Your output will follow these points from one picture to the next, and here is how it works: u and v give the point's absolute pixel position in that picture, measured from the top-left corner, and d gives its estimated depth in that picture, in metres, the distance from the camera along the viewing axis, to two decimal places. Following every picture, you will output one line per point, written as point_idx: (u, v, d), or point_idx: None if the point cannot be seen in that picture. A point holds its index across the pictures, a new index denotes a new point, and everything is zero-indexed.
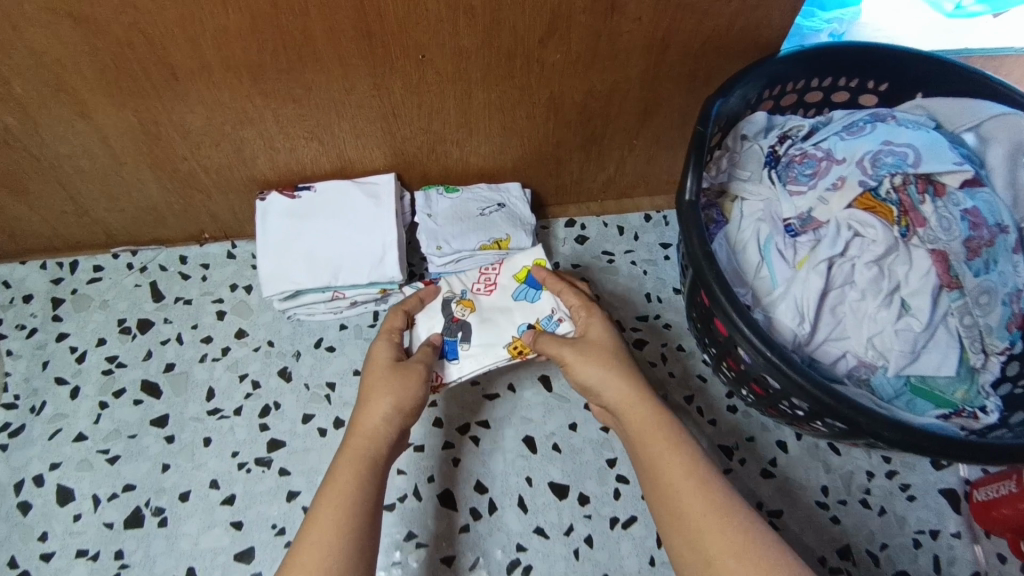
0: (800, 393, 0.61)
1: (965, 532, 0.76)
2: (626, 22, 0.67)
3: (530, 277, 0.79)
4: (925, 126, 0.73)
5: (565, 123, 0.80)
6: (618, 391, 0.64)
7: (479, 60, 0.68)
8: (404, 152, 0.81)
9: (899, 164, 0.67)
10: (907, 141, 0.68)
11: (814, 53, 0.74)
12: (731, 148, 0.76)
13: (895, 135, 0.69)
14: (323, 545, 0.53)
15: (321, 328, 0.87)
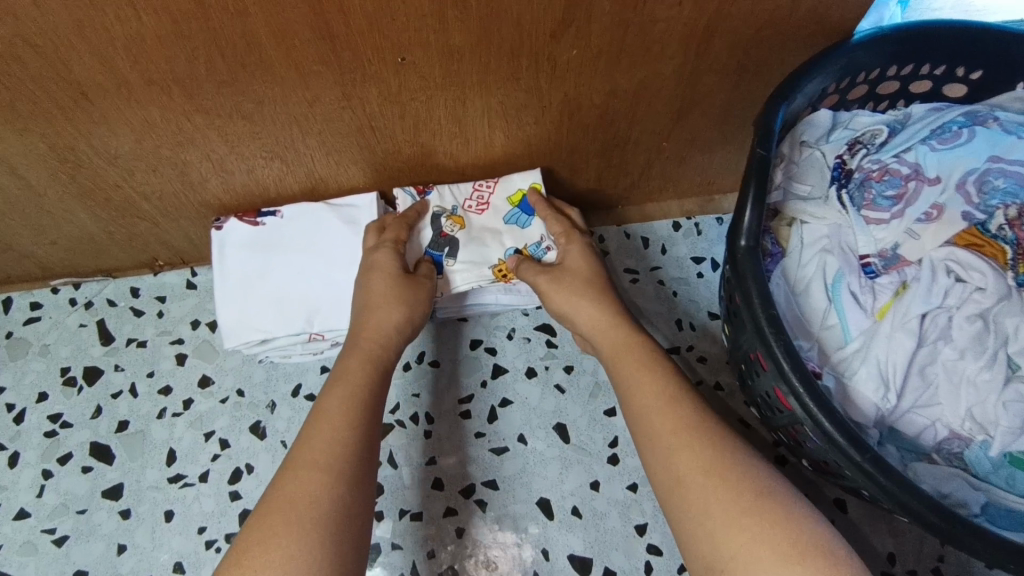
0: (878, 491, 0.49)
1: None
2: (662, 8, 0.52)
3: (524, 201, 0.70)
4: None
5: (582, 128, 0.66)
6: (601, 327, 0.61)
7: (476, 60, 0.54)
8: (386, 167, 0.67)
9: (1014, 190, 0.57)
10: (1018, 157, 0.57)
11: (894, 37, 0.58)
12: (788, 155, 0.60)
13: (1006, 149, 0.58)
14: (331, 441, 0.51)
15: (299, 371, 0.73)
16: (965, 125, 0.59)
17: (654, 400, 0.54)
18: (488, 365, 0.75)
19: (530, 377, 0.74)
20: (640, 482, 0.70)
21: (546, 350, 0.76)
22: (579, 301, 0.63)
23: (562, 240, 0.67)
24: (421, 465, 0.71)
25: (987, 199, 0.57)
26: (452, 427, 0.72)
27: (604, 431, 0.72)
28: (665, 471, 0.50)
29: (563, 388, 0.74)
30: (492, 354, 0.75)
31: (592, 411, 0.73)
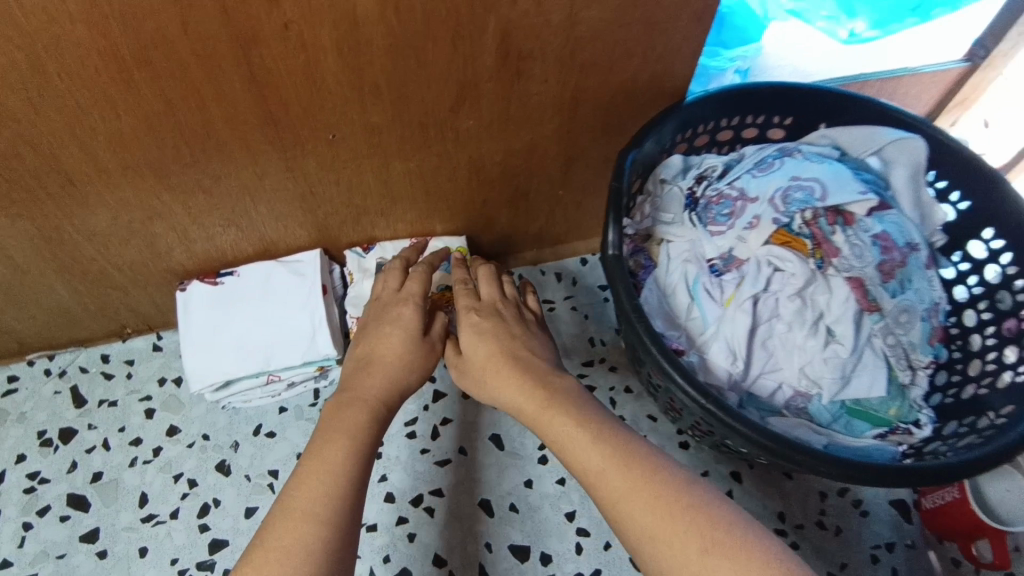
0: (737, 436, 0.61)
1: (919, 541, 0.77)
2: (534, 85, 0.69)
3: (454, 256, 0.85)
4: (829, 157, 0.77)
5: (488, 181, 0.81)
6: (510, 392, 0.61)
7: (393, 133, 0.69)
8: (328, 227, 0.80)
9: (808, 199, 0.69)
10: (814, 175, 0.70)
11: (715, 97, 0.77)
12: (652, 192, 0.78)
13: (802, 169, 0.71)
14: None
15: (259, 414, 0.83)
16: (778, 157, 0.75)
17: (611, 463, 0.52)
18: (430, 392, 0.86)
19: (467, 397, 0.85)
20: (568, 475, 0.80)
21: None
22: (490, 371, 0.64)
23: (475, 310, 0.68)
24: (374, 482, 0.80)
25: (790, 208, 0.69)
26: (400, 448, 0.82)
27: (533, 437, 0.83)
28: (636, 543, 0.49)
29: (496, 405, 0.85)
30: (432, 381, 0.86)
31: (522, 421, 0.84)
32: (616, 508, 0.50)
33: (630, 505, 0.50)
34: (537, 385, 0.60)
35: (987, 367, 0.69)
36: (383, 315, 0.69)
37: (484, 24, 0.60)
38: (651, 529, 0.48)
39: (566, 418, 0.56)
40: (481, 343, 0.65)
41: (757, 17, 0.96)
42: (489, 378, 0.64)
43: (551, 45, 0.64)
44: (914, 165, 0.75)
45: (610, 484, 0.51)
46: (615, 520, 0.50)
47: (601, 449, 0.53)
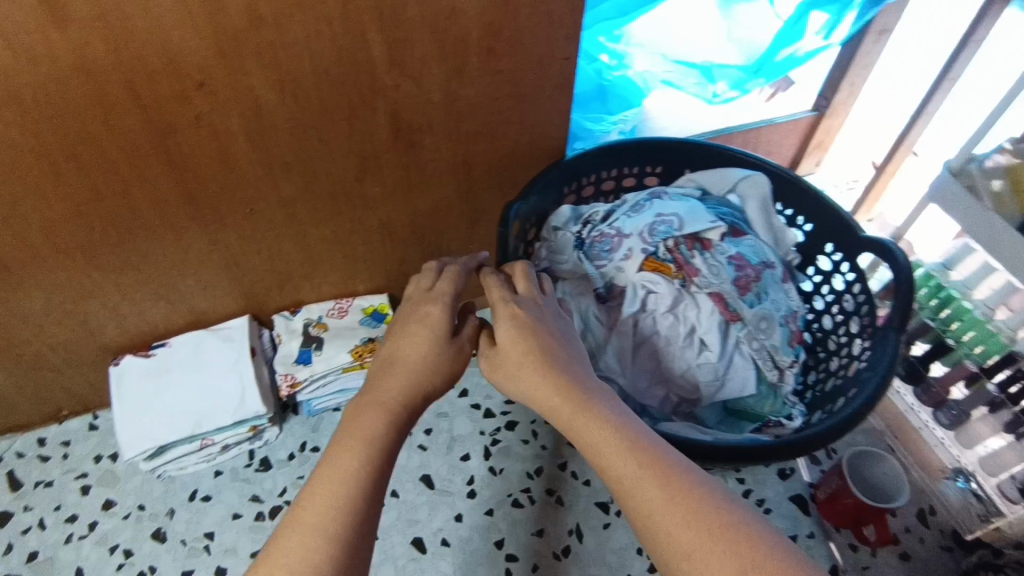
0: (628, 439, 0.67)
1: (818, 531, 0.84)
2: (427, 153, 0.79)
3: (375, 311, 0.93)
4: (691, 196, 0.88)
5: (401, 241, 0.90)
6: (544, 397, 0.56)
7: (306, 203, 0.78)
8: (255, 294, 0.87)
9: (669, 230, 0.79)
10: (673, 211, 0.80)
11: (592, 153, 0.89)
12: (548, 239, 0.88)
13: (664, 207, 0.81)
14: None
15: (195, 479, 0.86)
16: (648, 200, 0.86)
17: (647, 471, 0.48)
18: None
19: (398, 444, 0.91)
20: (495, 506, 0.86)
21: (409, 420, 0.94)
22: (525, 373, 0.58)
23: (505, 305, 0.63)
24: None
25: (655, 240, 0.79)
26: None
27: (462, 473, 0.89)
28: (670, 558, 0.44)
29: (426, 446, 0.91)
30: None
31: (451, 459, 0.90)
32: (654, 521, 0.46)
33: (668, 517, 0.46)
34: (574, 385, 0.56)
35: (841, 360, 0.79)
36: (414, 312, 0.63)
37: (374, 105, 0.71)
38: (687, 549, 0.44)
39: (604, 423, 0.53)
40: (520, 339, 0.60)
41: (638, 87, 1.10)
42: (523, 378, 0.58)
43: (436, 118, 0.75)
44: (762, 197, 0.88)
45: (648, 495, 0.47)
46: (648, 540, 0.46)
47: (637, 457, 0.49)
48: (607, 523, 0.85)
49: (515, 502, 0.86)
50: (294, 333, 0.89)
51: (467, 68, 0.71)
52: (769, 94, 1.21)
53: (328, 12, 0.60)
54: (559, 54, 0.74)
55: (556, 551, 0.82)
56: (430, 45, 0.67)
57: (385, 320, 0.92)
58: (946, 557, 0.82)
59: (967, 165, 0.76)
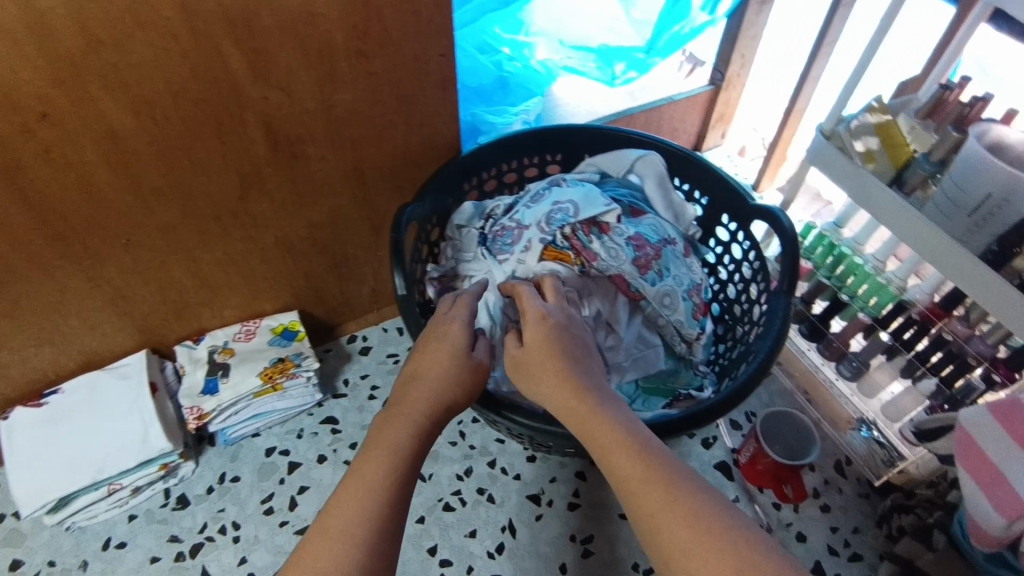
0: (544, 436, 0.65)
1: (743, 495, 0.87)
2: (313, 163, 0.77)
3: (285, 330, 0.90)
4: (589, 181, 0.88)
5: (303, 256, 0.87)
6: (561, 401, 0.59)
7: (189, 228, 0.75)
8: (151, 327, 0.83)
9: (565, 218, 0.79)
10: (569, 198, 0.80)
11: (490, 147, 0.89)
12: (452, 237, 0.88)
13: (561, 194, 0.81)
14: None
15: (108, 527, 0.82)
16: (547, 188, 0.86)
17: (647, 471, 0.51)
18: (284, 465, 0.88)
19: (322, 462, 0.88)
20: (426, 513, 0.85)
21: (332, 436, 0.91)
22: (548, 382, 0.61)
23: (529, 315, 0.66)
24: (234, 566, 0.80)
25: (552, 228, 0.79)
26: (259, 526, 0.83)
27: None
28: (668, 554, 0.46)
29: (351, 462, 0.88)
30: (286, 455, 0.89)
31: None
32: (654, 520, 0.48)
33: (666, 517, 0.48)
34: (590, 391, 0.59)
35: (745, 327, 0.82)
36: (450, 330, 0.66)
37: (243, 119, 0.68)
38: (683, 545, 0.46)
39: (615, 427, 0.55)
40: (542, 346, 0.63)
41: (541, 76, 1.10)
42: (545, 382, 0.61)
43: (315, 126, 0.73)
44: (659, 175, 0.87)
45: (650, 496, 0.49)
46: (649, 539, 0.48)
47: (641, 458, 0.52)
48: (539, 514, 0.85)
49: (446, 506, 0.86)
50: (199, 362, 0.86)
51: (338, 73, 0.69)
52: (689, 70, 1.24)
53: (172, 27, 0.58)
54: (434, 51, 0.73)
55: (489, 550, 0.82)
56: (292, 52, 0.65)
57: (296, 338, 0.90)
58: (862, 503, 0.86)
59: (838, 127, 0.82)
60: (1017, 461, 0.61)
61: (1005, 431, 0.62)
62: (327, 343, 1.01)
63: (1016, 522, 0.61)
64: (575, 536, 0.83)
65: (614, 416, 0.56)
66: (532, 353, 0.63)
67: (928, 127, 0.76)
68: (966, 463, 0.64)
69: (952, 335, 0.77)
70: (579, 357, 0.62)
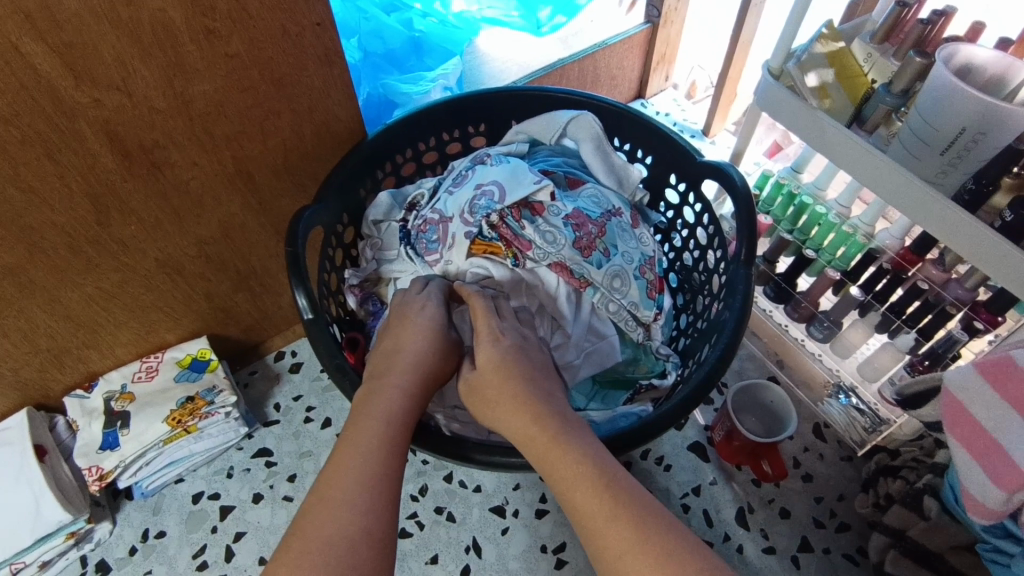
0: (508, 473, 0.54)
1: (720, 475, 0.80)
2: (183, 171, 0.64)
3: (193, 362, 0.80)
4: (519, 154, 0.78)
5: (200, 276, 0.76)
6: (516, 429, 0.51)
7: (42, 266, 0.63)
8: (28, 381, 0.72)
9: (490, 204, 0.67)
10: (492, 179, 0.69)
11: (400, 126, 0.77)
12: (370, 236, 0.77)
13: (484, 176, 0.70)
14: None
15: None
16: (471, 167, 0.75)
17: (612, 514, 0.43)
18: (215, 511, 0.78)
19: (258, 502, 0.79)
20: None
21: (267, 470, 0.81)
22: (501, 413, 0.53)
23: (485, 335, 0.59)
24: None
25: (477, 217, 0.67)
26: None
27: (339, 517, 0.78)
28: None
29: (290, 497, 0.79)
30: (215, 499, 0.79)
31: None
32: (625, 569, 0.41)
33: (638, 569, 0.40)
34: (551, 414, 0.51)
35: (706, 299, 0.74)
36: (382, 357, 0.58)
37: (77, 130, 0.55)
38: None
39: (576, 457, 0.47)
40: (503, 368, 0.56)
41: (460, 31, 0.98)
42: (498, 408, 0.53)
43: (174, 128, 0.60)
44: (595, 137, 0.77)
45: (618, 538, 0.42)
46: None
47: (606, 498, 0.44)
48: (505, 528, 0.78)
49: (402, 533, 0.78)
50: (93, 413, 0.75)
51: (188, 61, 0.56)
52: (629, 5, 1.11)
53: None
54: (308, 20, 0.60)
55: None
56: (119, 41, 0.52)
57: (208, 369, 0.80)
58: (846, 466, 0.81)
59: (787, 64, 0.72)
60: (1011, 426, 0.55)
61: (997, 394, 0.56)
62: (252, 365, 0.90)
63: (1017, 492, 0.54)
64: (546, 546, 0.76)
65: (582, 446, 0.48)
66: (487, 377, 0.55)
67: (885, 52, 0.68)
68: (956, 430, 0.59)
69: (928, 282, 0.71)
70: (538, 378, 0.55)
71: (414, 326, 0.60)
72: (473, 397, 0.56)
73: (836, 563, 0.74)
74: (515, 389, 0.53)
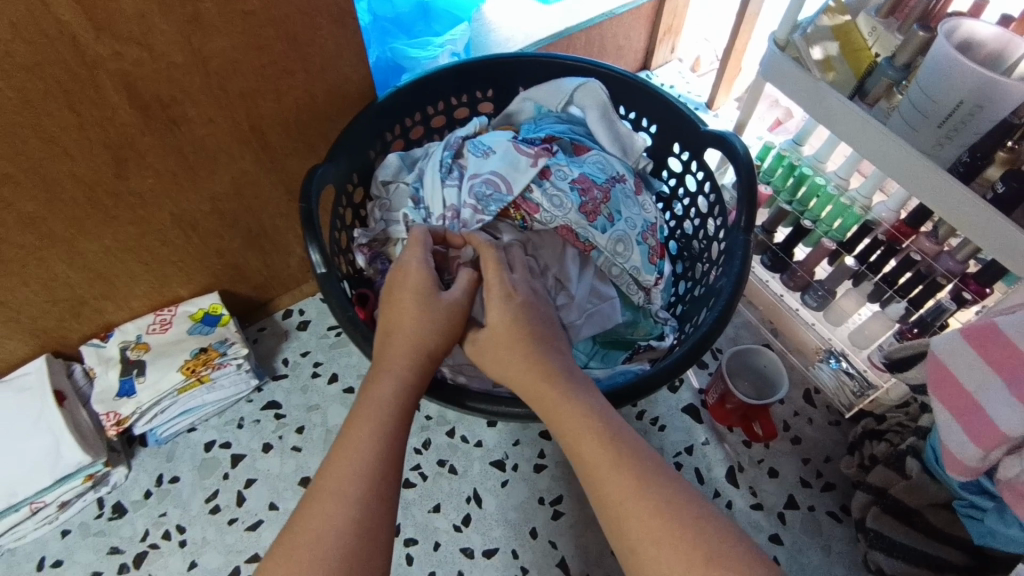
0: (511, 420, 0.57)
1: (712, 436, 0.84)
2: (199, 127, 0.66)
3: (206, 315, 0.82)
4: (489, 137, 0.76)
5: (212, 232, 0.78)
6: (522, 379, 0.54)
7: (61, 217, 0.64)
8: (47, 329, 0.75)
9: (498, 195, 0.70)
10: (490, 169, 0.71)
11: (409, 89, 0.78)
12: (379, 196, 0.79)
13: (480, 168, 0.72)
14: None
15: (39, 546, 0.75)
16: (450, 159, 0.75)
17: (613, 464, 0.46)
18: (226, 459, 0.81)
19: (268, 451, 0.82)
20: None
21: (276, 422, 0.84)
22: (508, 366, 0.55)
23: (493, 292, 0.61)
24: (183, 571, 0.74)
25: (488, 209, 0.70)
26: (206, 527, 0.76)
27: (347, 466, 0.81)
28: (639, 557, 0.42)
29: (299, 447, 0.82)
30: (227, 447, 0.82)
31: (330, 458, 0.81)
32: (622, 510, 0.44)
33: (637, 512, 0.43)
34: (555, 369, 0.54)
35: (704, 265, 0.76)
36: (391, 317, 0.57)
37: (98, 82, 0.56)
38: (652, 536, 0.42)
39: (579, 409, 0.50)
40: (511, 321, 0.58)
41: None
42: (505, 361, 0.56)
43: (191, 84, 0.62)
44: (601, 105, 0.78)
45: (617, 482, 0.45)
46: (625, 541, 0.43)
47: (607, 449, 0.47)
48: (505, 481, 0.81)
49: (406, 483, 0.81)
50: (111, 361, 0.78)
51: (206, 17, 0.57)
52: None
53: None
54: None
55: (456, 524, 0.78)
56: None
57: (220, 323, 0.82)
58: (834, 431, 0.84)
59: (793, 35, 0.73)
60: (991, 388, 0.57)
61: (979, 357, 0.58)
62: (261, 322, 0.93)
63: (992, 450, 0.58)
64: (543, 498, 0.80)
65: (585, 401, 0.51)
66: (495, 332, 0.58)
67: (890, 26, 0.69)
68: (940, 392, 0.61)
69: (921, 254, 0.73)
70: (543, 335, 0.58)
71: (409, 289, 0.58)
72: (481, 351, 0.59)
73: (820, 520, 0.77)
74: (521, 344, 0.56)
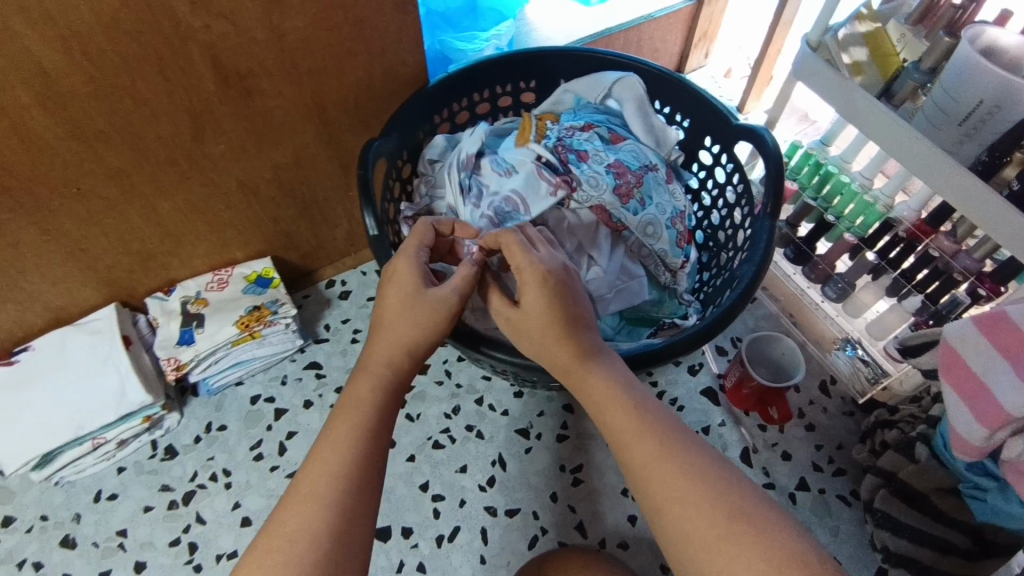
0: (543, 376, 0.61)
1: (729, 418, 0.87)
2: (269, 99, 0.72)
3: (259, 278, 0.88)
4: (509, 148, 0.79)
5: (271, 200, 0.84)
6: None
7: (142, 174, 0.71)
8: (117, 279, 0.81)
9: (514, 213, 0.74)
10: (510, 186, 0.74)
11: (459, 76, 0.84)
12: (426, 174, 0.85)
13: (502, 184, 0.75)
14: None
15: (97, 480, 0.82)
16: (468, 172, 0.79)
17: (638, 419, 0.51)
18: (270, 412, 0.87)
19: (308, 407, 0.87)
20: (415, 452, 0.85)
21: (317, 381, 0.89)
22: None
23: None
24: (227, 511, 0.80)
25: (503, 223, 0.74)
26: (249, 472, 0.82)
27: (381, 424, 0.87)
28: (657, 497, 0.47)
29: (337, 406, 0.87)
30: (271, 402, 0.88)
31: None
32: (644, 456, 0.49)
33: (658, 458, 0.48)
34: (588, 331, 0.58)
35: (729, 252, 0.80)
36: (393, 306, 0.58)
37: (188, 53, 0.63)
38: (671, 479, 0.47)
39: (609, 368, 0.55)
40: None
41: None
42: None
43: (268, 58, 0.68)
44: (638, 97, 0.83)
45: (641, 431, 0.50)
46: (646, 483, 0.48)
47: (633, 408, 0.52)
48: (528, 448, 0.86)
49: (435, 444, 0.86)
50: (173, 313, 0.85)
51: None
52: None
53: None
54: None
55: (481, 484, 0.83)
56: None
57: (271, 285, 0.88)
58: (847, 421, 0.87)
59: (825, 37, 0.77)
60: (999, 372, 0.60)
61: (989, 343, 0.61)
62: (305, 290, 0.98)
63: (997, 432, 0.62)
64: (564, 466, 0.84)
65: (614, 365, 0.56)
66: None
67: (917, 34, 0.73)
68: (950, 376, 0.64)
69: (939, 251, 0.76)
70: None
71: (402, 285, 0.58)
72: None
73: (829, 502, 0.81)
74: None
